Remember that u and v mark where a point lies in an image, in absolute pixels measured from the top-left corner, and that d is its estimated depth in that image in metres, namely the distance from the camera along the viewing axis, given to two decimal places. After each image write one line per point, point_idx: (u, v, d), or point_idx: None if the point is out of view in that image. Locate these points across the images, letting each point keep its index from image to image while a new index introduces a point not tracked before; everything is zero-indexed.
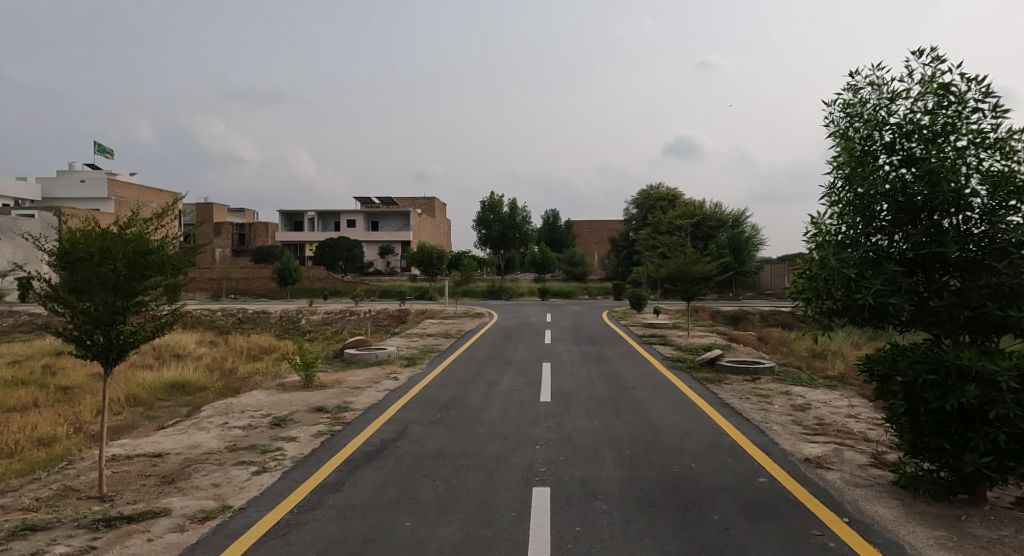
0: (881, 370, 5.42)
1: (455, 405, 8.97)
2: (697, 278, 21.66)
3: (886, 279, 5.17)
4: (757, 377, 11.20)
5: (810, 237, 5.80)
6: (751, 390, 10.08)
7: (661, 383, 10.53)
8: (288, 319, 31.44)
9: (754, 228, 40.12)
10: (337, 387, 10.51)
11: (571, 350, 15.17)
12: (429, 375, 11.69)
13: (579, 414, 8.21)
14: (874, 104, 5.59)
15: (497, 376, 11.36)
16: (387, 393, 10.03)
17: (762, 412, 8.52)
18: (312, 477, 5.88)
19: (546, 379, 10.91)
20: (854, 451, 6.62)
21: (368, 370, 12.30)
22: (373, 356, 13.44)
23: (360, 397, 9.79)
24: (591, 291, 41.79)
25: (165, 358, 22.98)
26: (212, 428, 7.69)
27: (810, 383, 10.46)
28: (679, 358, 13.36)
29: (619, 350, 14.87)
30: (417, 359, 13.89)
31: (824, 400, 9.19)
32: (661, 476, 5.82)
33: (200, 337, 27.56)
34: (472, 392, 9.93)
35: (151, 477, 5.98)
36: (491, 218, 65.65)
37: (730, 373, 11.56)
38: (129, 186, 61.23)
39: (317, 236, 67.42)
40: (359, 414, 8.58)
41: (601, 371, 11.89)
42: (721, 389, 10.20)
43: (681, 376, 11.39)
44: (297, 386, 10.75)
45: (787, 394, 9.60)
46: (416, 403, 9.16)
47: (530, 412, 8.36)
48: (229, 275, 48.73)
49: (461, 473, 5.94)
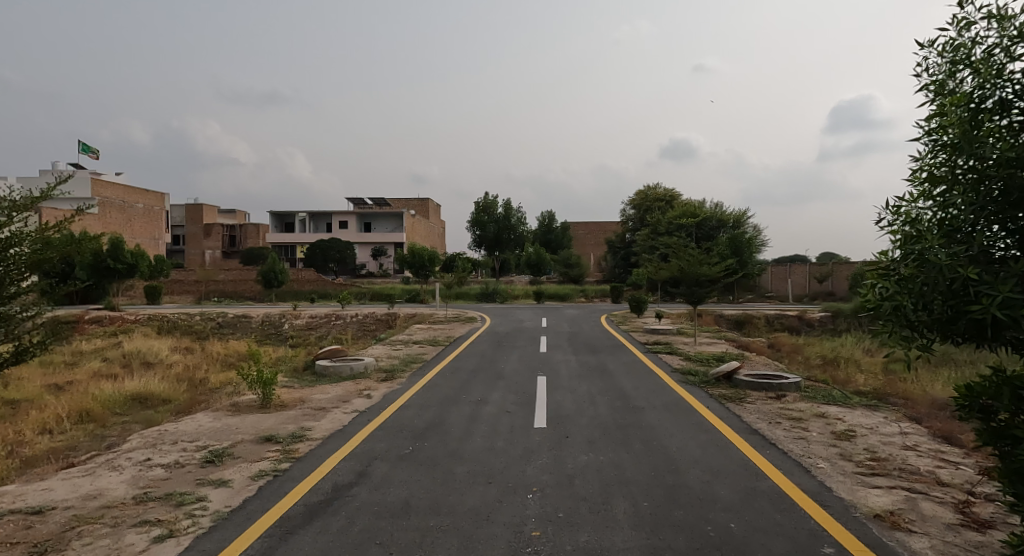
0: (990, 405, 4.02)
1: (433, 434, 7.51)
2: (704, 280, 20.27)
3: (1014, 283, 3.69)
4: (783, 394, 9.83)
5: (896, 228, 4.36)
6: (779, 411, 8.68)
7: (675, 402, 9.19)
8: (270, 322, 29.94)
9: (755, 229, 38.88)
10: (297, 409, 9.04)
11: (569, 360, 13.73)
12: (408, 393, 10.24)
13: (584, 447, 6.76)
14: (991, 46, 4.07)
15: (485, 393, 9.91)
16: (356, 418, 8.55)
17: (799, 442, 7.09)
18: (230, 548, 4.43)
19: (540, 398, 9.47)
20: (932, 501, 5.20)
21: (339, 385, 10.83)
22: (347, 368, 12.01)
23: (321, 422, 8.30)
24: (589, 294, 40.39)
25: (133, 367, 21.47)
26: (128, 469, 6.21)
27: (847, 403, 9.07)
28: (690, 371, 11.98)
29: (621, 360, 13.45)
30: (397, 372, 12.42)
31: (868, 425, 7.79)
32: (694, 546, 4.38)
33: (175, 343, 26.10)
34: (454, 415, 8.48)
35: (16, 545, 4.52)
36: (486, 218, 64.46)
37: (751, 390, 10.20)
38: (113, 186, 60.43)
39: (308, 236, 65.89)
40: (316, 446, 7.11)
41: (605, 387, 10.44)
42: (744, 410, 8.80)
43: (696, 394, 9.98)
44: (253, 406, 9.31)
45: (823, 417, 8.19)
46: (386, 431, 7.70)
47: (521, 443, 6.95)
48: (214, 278, 47.26)
49: (429, 540, 4.50)
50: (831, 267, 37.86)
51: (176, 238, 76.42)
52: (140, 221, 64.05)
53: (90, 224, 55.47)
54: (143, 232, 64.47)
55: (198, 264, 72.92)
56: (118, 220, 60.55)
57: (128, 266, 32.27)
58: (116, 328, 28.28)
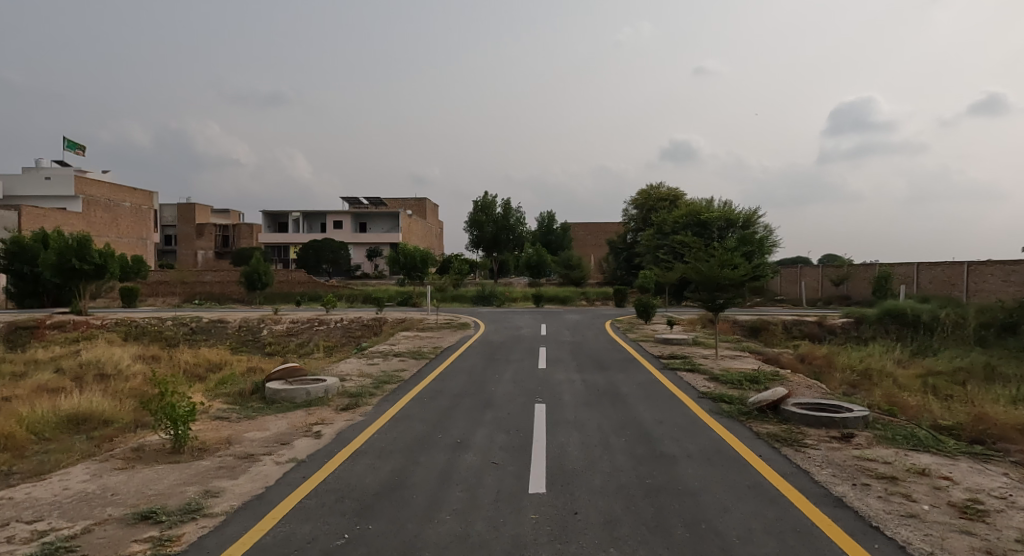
0: None
1: (384, 508, 5.31)
2: (724, 284, 17.70)
3: None
4: (851, 433, 7.64)
5: None
6: (858, 464, 6.47)
7: (716, 448, 6.97)
8: (248, 328, 27.71)
9: (767, 229, 36.57)
10: (216, 457, 6.81)
11: (573, 381, 11.45)
12: (368, 430, 8.00)
13: (602, 539, 4.63)
14: None
15: (467, 432, 7.70)
16: (291, 473, 6.30)
17: (912, 524, 4.89)
18: None
19: (539, 441, 7.30)
20: None
21: (286, 417, 8.63)
22: (302, 393, 9.82)
23: (239, 481, 6.07)
24: (590, 298, 38.15)
25: (86, 379, 19.23)
26: None
27: (943, 451, 6.88)
28: (723, 397, 9.77)
29: (635, 382, 11.21)
30: (364, 396, 10.18)
31: (995, 491, 5.60)
32: None
33: (141, 351, 23.90)
34: (421, 472, 6.29)
35: None
36: (483, 219, 62.27)
37: (805, 426, 8.03)
38: (99, 184, 58.90)
39: (300, 236, 63.65)
40: (212, 529, 4.88)
41: (620, 422, 8.24)
42: (810, 461, 6.59)
43: (738, 433, 7.77)
44: (161, 451, 7.09)
45: (926, 477, 5.98)
46: (321, 501, 5.47)
47: (512, 531, 4.79)
48: (200, 279, 45.04)
49: None
50: (848, 269, 35.62)
51: (166, 239, 74.19)
52: (126, 220, 61.77)
53: (73, 223, 53.30)
54: (129, 232, 62.16)
55: (189, 265, 71.21)
56: (102, 218, 58.36)
57: (95, 267, 30.04)
58: (78, 334, 26.06)
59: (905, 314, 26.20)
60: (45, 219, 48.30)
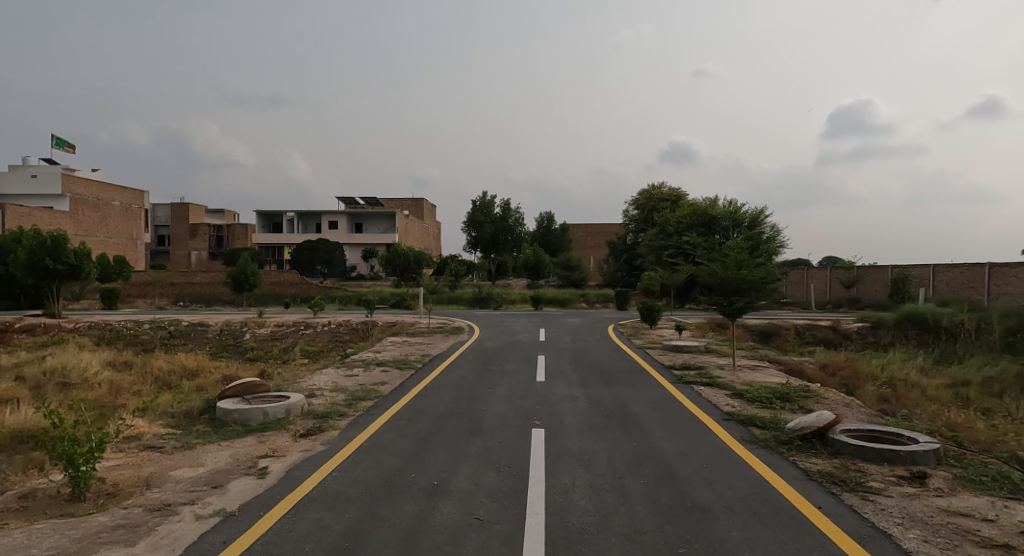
0: None
1: None
2: (743, 287, 16.17)
3: None
4: (925, 473, 6.14)
5: None
6: (954, 520, 4.98)
7: (762, 496, 5.47)
8: (230, 332, 26.23)
9: (773, 229, 35.15)
10: (122, 509, 5.30)
11: (575, 398, 9.93)
12: (327, 466, 6.48)
13: None
14: None
15: (447, 472, 6.17)
16: (209, 535, 4.76)
17: None
18: None
19: (536, 483, 5.79)
20: None
21: (231, 448, 7.13)
22: (257, 414, 8.35)
23: (136, 548, 4.53)
24: (591, 300, 36.69)
25: (45, 388, 17.66)
26: None
27: None
28: (754, 419, 8.26)
29: (647, 399, 9.69)
30: (331, 416, 8.67)
31: None
32: None
33: (113, 357, 22.32)
34: (383, 532, 4.79)
35: None
36: (481, 218, 60.81)
37: (863, 460, 6.56)
38: (88, 182, 57.36)
39: (293, 237, 62.16)
40: None
41: (635, 455, 6.73)
42: (890, 515, 5.09)
43: (786, 471, 6.26)
44: (56, 499, 5.58)
45: None
46: None
47: None
48: (188, 280, 43.56)
49: None
50: (858, 271, 34.23)
51: (159, 239, 72.69)
52: (116, 220, 60.23)
53: (60, 221, 51.84)
54: (119, 231, 60.67)
55: (183, 265, 69.79)
56: (90, 218, 56.83)
57: (70, 267, 28.53)
58: (49, 339, 24.56)
59: (925, 319, 24.75)
60: (29, 217, 46.88)
